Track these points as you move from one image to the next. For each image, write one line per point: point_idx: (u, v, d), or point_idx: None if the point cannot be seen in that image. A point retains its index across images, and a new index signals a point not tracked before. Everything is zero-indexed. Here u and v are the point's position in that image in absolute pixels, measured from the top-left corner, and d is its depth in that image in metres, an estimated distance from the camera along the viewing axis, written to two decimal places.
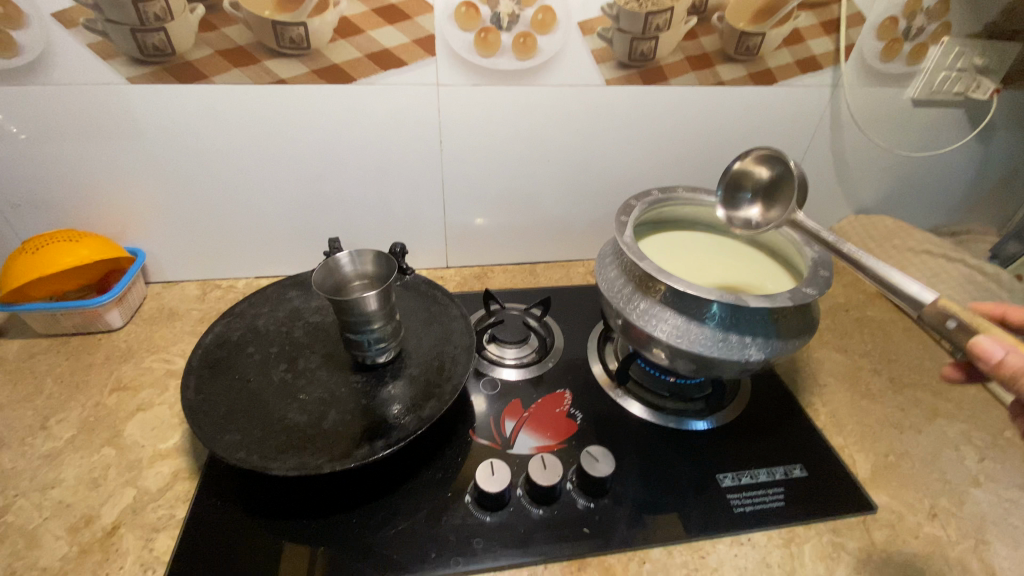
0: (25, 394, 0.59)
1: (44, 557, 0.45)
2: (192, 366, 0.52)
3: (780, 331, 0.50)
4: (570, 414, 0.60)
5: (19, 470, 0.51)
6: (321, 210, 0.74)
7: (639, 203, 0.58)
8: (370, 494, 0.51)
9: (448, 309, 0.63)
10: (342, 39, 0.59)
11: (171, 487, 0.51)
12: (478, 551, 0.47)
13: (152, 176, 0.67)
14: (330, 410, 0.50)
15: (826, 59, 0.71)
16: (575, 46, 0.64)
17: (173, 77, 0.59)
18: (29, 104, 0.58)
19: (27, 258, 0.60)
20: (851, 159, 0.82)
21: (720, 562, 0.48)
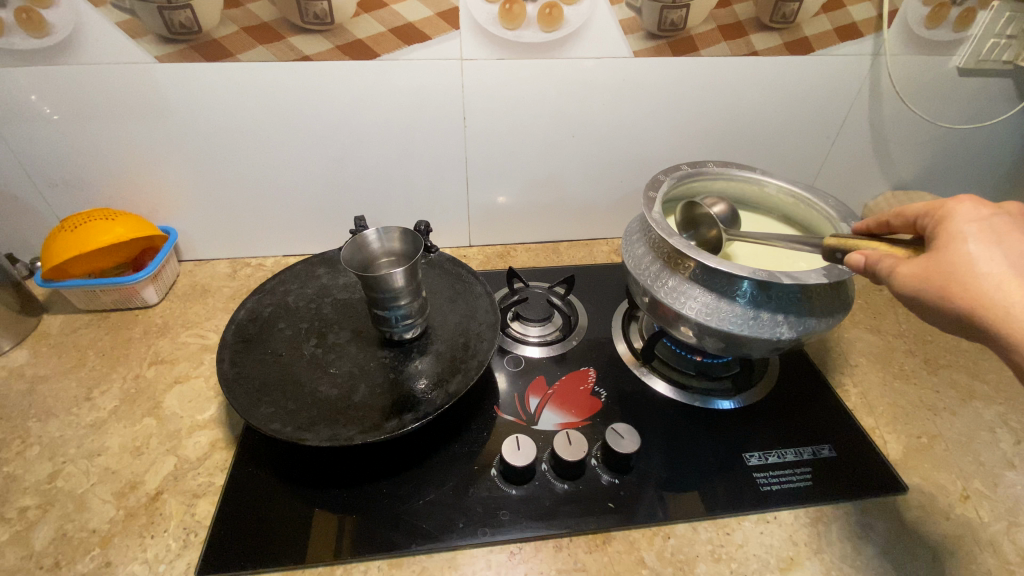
0: (69, 366, 0.62)
1: (93, 519, 0.47)
2: (227, 340, 0.54)
3: (813, 309, 0.48)
4: (594, 392, 0.60)
5: (67, 438, 0.54)
6: (345, 188, 0.74)
7: (667, 178, 0.56)
8: (399, 466, 0.52)
9: (473, 286, 0.63)
10: (365, 14, 0.59)
11: (209, 456, 0.53)
12: (504, 522, 0.48)
13: (181, 155, 0.68)
14: (359, 383, 0.51)
15: (867, 26, 0.67)
16: (602, 16, 0.62)
17: (199, 55, 0.59)
18: (63, 83, 0.59)
19: (66, 236, 0.62)
20: (890, 132, 0.79)
21: (745, 539, 0.48)
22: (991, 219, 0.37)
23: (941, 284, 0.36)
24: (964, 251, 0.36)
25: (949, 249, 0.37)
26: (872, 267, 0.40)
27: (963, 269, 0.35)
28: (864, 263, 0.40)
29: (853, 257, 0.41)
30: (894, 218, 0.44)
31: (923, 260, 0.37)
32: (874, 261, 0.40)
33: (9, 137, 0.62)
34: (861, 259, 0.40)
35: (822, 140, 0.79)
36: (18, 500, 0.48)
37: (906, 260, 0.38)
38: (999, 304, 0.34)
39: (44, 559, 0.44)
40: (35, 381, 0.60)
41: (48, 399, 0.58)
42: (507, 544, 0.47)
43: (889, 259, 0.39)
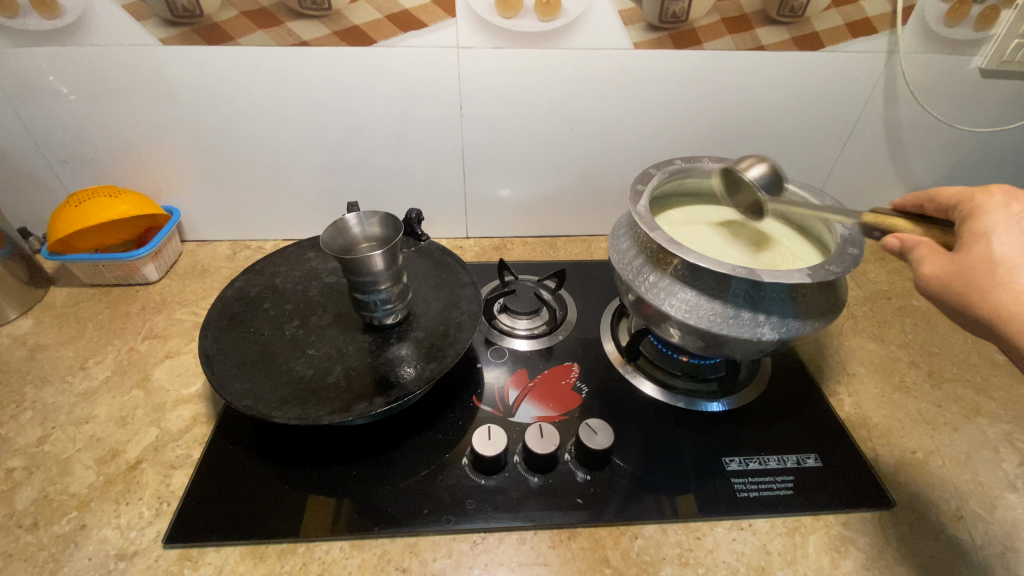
0: (69, 337, 0.64)
1: (74, 483, 0.49)
2: (211, 317, 0.55)
3: (799, 311, 0.46)
4: (576, 388, 0.59)
5: (58, 405, 0.56)
6: (344, 175, 0.75)
7: (658, 172, 0.55)
8: (373, 450, 0.52)
9: (459, 275, 0.63)
10: (362, 0, 0.59)
11: (190, 429, 0.54)
12: (470, 511, 0.47)
13: (185, 136, 0.69)
14: (335, 365, 0.52)
15: (881, 22, 0.64)
16: (602, 6, 0.61)
17: (201, 38, 0.61)
18: (73, 64, 0.61)
19: (71, 211, 0.65)
20: (906, 134, 0.76)
21: (717, 545, 0.46)
22: (1019, 215, 0.36)
23: (964, 286, 0.35)
24: (991, 250, 0.35)
25: (975, 248, 0.36)
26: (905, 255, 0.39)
27: (988, 272, 0.35)
28: (898, 248, 0.39)
29: (891, 240, 0.39)
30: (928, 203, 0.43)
31: (951, 258, 0.36)
32: (907, 248, 0.39)
33: (22, 114, 0.65)
34: (896, 244, 0.39)
35: (833, 141, 0.76)
36: (7, 461, 0.51)
37: (935, 255, 0.37)
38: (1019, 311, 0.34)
39: (25, 519, 0.46)
40: (35, 349, 0.62)
41: (45, 366, 0.60)
42: (471, 534, 0.46)
43: (923, 250, 0.38)
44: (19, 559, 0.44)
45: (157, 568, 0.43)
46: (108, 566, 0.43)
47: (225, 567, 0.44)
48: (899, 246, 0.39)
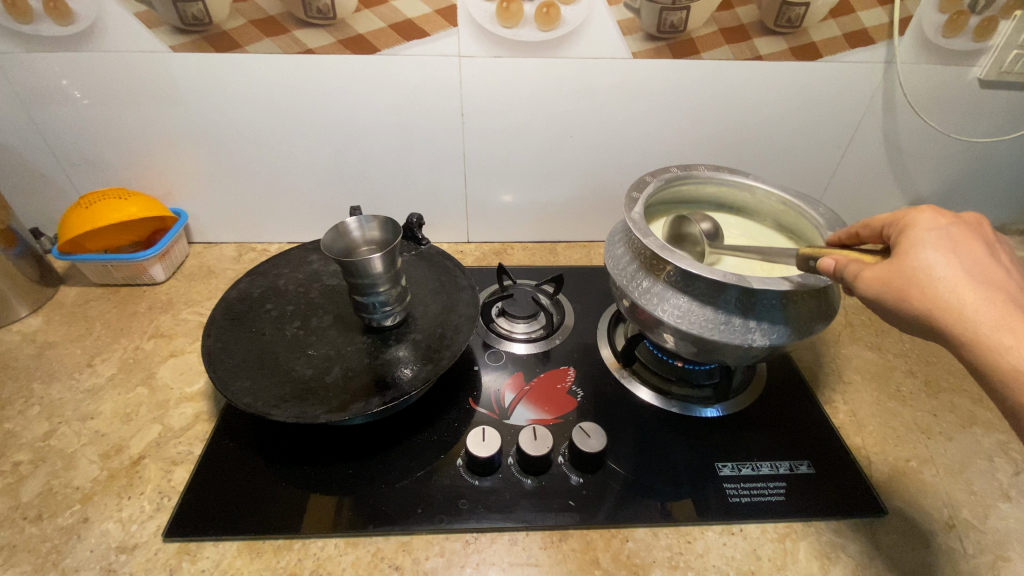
0: (78, 334, 0.66)
1: (78, 477, 0.50)
2: (215, 317, 0.56)
3: (791, 318, 0.47)
4: (571, 391, 0.60)
5: (65, 401, 0.57)
6: (348, 179, 0.76)
7: (653, 179, 0.56)
8: (370, 449, 0.53)
9: (457, 279, 0.64)
10: (366, 10, 0.60)
11: (192, 427, 0.55)
12: (463, 511, 0.48)
13: (193, 141, 0.71)
14: (334, 365, 0.53)
15: (879, 33, 0.65)
16: (601, 16, 0.62)
17: (210, 45, 0.62)
18: (86, 70, 0.63)
19: (82, 212, 0.66)
20: (905, 144, 0.76)
21: (707, 549, 0.47)
22: (947, 227, 0.38)
23: (901, 289, 0.36)
24: (926, 257, 0.37)
25: (909, 256, 0.37)
26: (840, 274, 0.41)
27: (923, 275, 0.36)
28: (833, 269, 0.41)
29: (824, 261, 0.41)
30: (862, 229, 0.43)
31: (887, 266, 0.38)
32: (841, 266, 0.41)
33: (37, 118, 0.67)
34: (830, 264, 0.41)
35: (832, 150, 0.77)
36: (14, 454, 0.52)
37: (871, 265, 0.38)
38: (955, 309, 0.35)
39: (29, 511, 0.47)
40: (44, 346, 0.64)
41: (54, 363, 0.62)
42: (463, 533, 0.47)
43: (854, 265, 0.39)
44: (23, 550, 0.45)
45: (156, 561, 0.44)
46: (109, 559, 0.44)
47: (222, 562, 0.44)
48: (834, 267, 0.41)
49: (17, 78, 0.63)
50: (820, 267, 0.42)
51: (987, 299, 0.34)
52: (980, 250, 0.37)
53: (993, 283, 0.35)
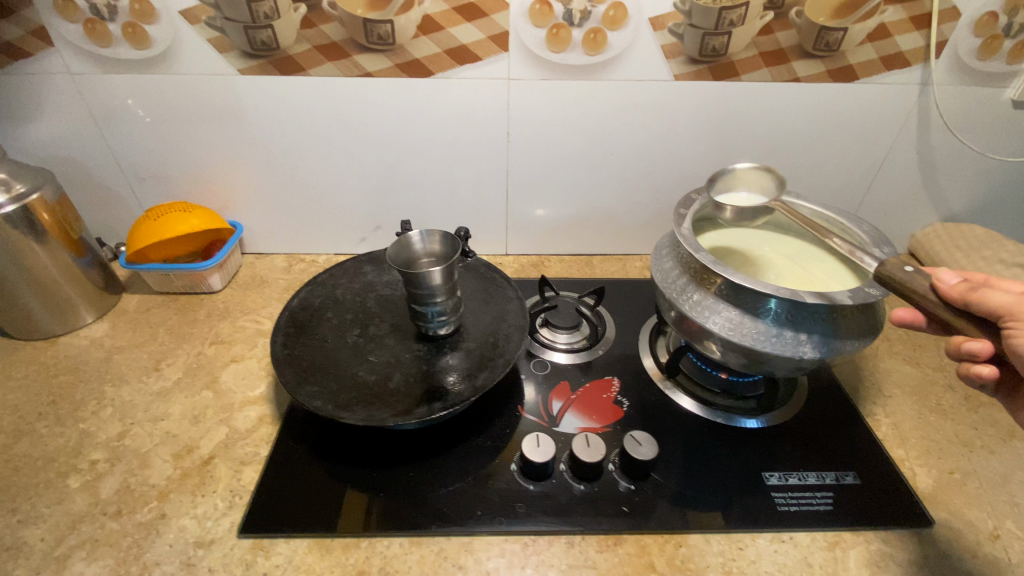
0: (143, 339, 0.69)
1: (154, 475, 0.53)
2: (280, 324, 0.59)
3: (838, 331, 0.49)
4: (617, 401, 0.61)
5: (136, 402, 0.61)
6: (395, 195, 0.79)
7: (699, 197, 0.58)
8: (427, 454, 0.56)
9: (505, 291, 0.66)
10: (424, 36, 0.64)
11: (257, 429, 0.58)
12: (520, 514, 0.50)
13: (252, 157, 0.75)
14: (395, 371, 0.56)
15: (914, 56, 0.67)
16: (645, 40, 0.65)
17: (276, 69, 0.66)
18: (158, 93, 0.68)
19: (150, 224, 0.70)
20: (940, 162, 0.78)
21: (758, 555, 0.48)
22: None
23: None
24: None
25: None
26: (956, 290, 0.42)
27: None
28: (950, 284, 0.42)
29: (945, 274, 0.43)
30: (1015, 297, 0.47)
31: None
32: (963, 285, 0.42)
33: (106, 135, 0.71)
34: (952, 279, 0.42)
35: (867, 167, 0.78)
36: (91, 453, 0.55)
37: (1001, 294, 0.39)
38: None
39: (108, 507, 0.51)
40: (112, 351, 0.68)
41: (122, 367, 0.65)
42: (522, 535, 0.49)
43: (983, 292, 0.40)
44: (105, 544, 0.48)
45: (232, 556, 0.47)
46: (188, 553, 0.47)
47: (294, 558, 0.47)
48: (955, 283, 0.42)
49: (90, 97, 0.68)
50: (937, 279, 0.43)
51: None
52: None
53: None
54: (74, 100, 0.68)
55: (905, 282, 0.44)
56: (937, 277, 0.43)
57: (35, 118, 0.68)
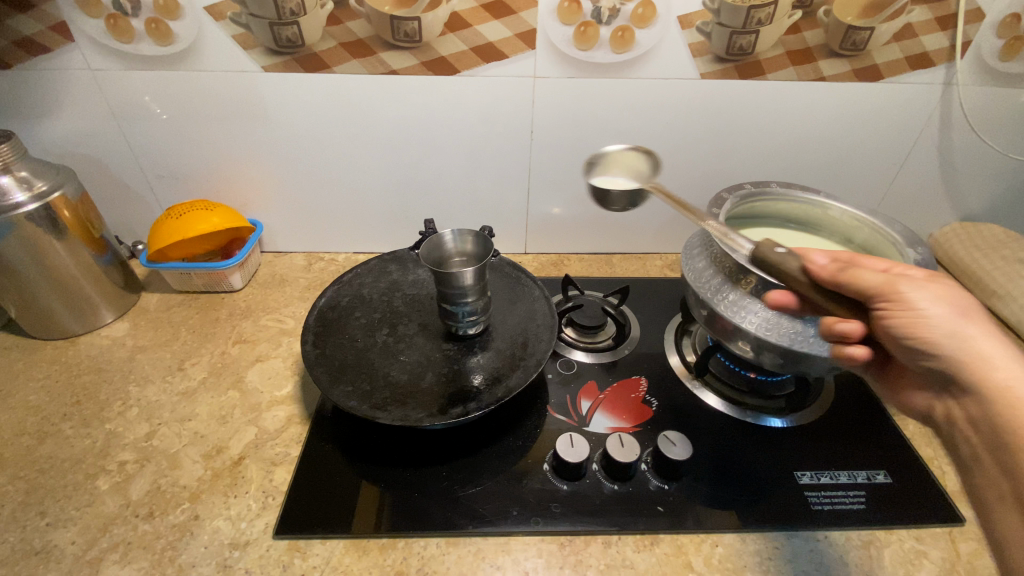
0: (165, 338, 0.69)
1: (185, 476, 0.53)
2: (309, 324, 0.59)
3: None
4: (645, 401, 0.61)
5: (162, 402, 0.60)
6: (416, 193, 0.79)
7: (730, 196, 0.59)
8: (459, 454, 0.55)
9: (532, 290, 0.66)
10: (451, 33, 0.63)
11: (285, 429, 0.58)
12: (556, 514, 0.50)
13: (273, 155, 0.74)
14: (427, 371, 0.55)
15: (939, 56, 0.67)
16: (673, 39, 0.64)
17: (300, 66, 0.65)
18: (179, 90, 0.67)
19: (172, 222, 0.70)
20: (960, 162, 0.78)
21: (795, 554, 0.48)
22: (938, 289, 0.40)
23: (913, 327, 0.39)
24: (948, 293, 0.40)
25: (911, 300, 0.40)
26: (831, 270, 0.43)
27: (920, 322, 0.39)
28: (824, 265, 0.44)
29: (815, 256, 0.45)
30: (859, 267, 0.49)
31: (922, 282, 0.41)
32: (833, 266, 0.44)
33: (127, 132, 0.70)
34: (822, 259, 0.44)
35: (887, 167, 0.79)
36: (120, 454, 0.55)
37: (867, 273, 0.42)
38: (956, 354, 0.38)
39: (140, 509, 0.50)
40: (135, 350, 0.67)
41: (146, 367, 0.65)
42: (558, 535, 0.49)
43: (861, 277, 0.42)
44: (139, 546, 0.47)
45: (269, 557, 0.47)
46: (224, 555, 0.47)
47: (332, 559, 0.47)
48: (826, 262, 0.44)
49: (111, 94, 0.67)
50: (807, 260, 0.45)
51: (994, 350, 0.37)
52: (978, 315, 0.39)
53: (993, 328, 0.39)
54: (93, 97, 0.67)
55: (779, 264, 0.45)
56: (809, 259, 0.45)
57: (54, 115, 0.67)
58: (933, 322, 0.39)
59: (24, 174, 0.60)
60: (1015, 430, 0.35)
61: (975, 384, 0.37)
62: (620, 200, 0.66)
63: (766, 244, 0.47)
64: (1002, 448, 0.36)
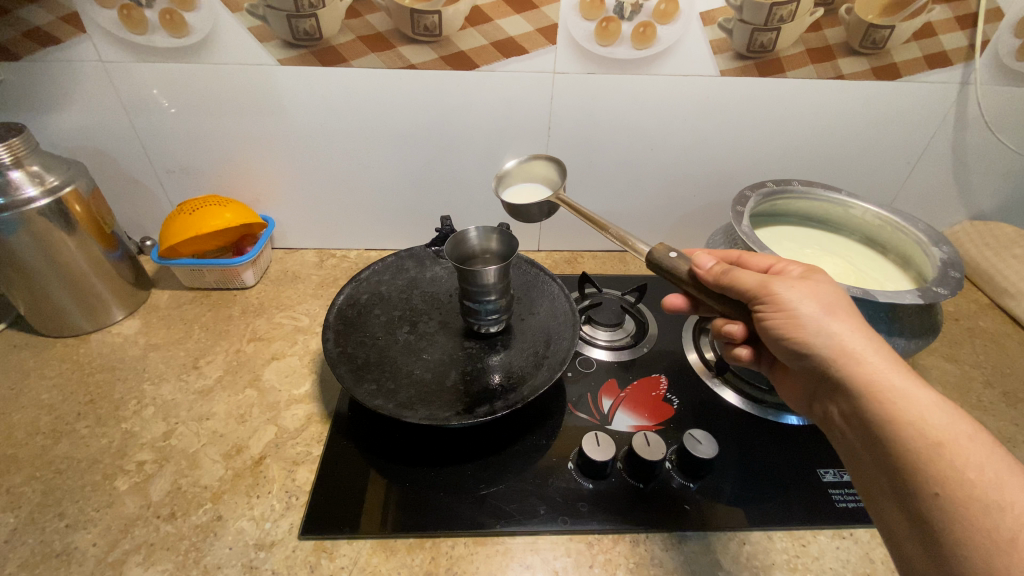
0: (179, 336, 0.68)
1: (205, 476, 0.52)
2: (330, 321, 0.58)
3: (903, 330, 0.50)
4: (666, 399, 0.61)
5: (178, 401, 0.59)
6: (430, 189, 0.79)
7: (753, 194, 0.59)
8: (483, 452, 0.55)
9: (551, 288, 0.66)
10: (471, 27, 0.63)
11: (306, 428, 0.57)
12: (583, 513, 0.50)
13: (287, 150, 0.73)
14: (450, 370, 0.55)
15: (957, 55, 0.67)
16: (694, 35, 0.64)
17: (317, 59, 0.64)
18: (190, 84, 0.66)
19: (184, 218, 0.69)
20: (973, 161, 0.78)
21: (822, 552, 0.48)
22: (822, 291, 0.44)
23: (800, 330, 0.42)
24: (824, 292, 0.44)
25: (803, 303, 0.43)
26: (714, 271, 0.47)
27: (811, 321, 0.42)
28: (709, 268, 0.48)
29: (703, 259, 0.48)
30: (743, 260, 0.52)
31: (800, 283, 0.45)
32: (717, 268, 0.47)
33: (137, 127, 0.69)
34: (709, 263, 0.48)
35: (901, 165, 0.79)
36: (137, 454, 0.54)
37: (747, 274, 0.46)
38: (840, 354, 0.40)
39: (161, 509, 0.49)
40: (148, 348, 0.66)
41: (160, 365, 0.64)
42: (586, 534, 0.49)
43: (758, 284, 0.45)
44: (162, 548, 0.46)
45: (295, 558, 0.46)
46: (249, 555, 0.46)
47: (360, 559, 0.46)
48: (712, 265, 0.48)
49: (122, 88, 0.65)
50: (697, 264, 0.49)
51: (870, 347, 0.40)
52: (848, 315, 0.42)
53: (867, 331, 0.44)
54: (103, 91, 0.65)
55: (672, 268, 0.50)
56: (697, 263, 0.48)
57: (63, 108, 0.66)
58: (805, 320, 0.42)
59: (36, 169, 0.58)
60: (885, 420, 0.37)
61: (847, 378, 0.40)
62: (536, 210, 0.62)
63: (660, 250, 0.51)
64: (874, 439, 0.38)
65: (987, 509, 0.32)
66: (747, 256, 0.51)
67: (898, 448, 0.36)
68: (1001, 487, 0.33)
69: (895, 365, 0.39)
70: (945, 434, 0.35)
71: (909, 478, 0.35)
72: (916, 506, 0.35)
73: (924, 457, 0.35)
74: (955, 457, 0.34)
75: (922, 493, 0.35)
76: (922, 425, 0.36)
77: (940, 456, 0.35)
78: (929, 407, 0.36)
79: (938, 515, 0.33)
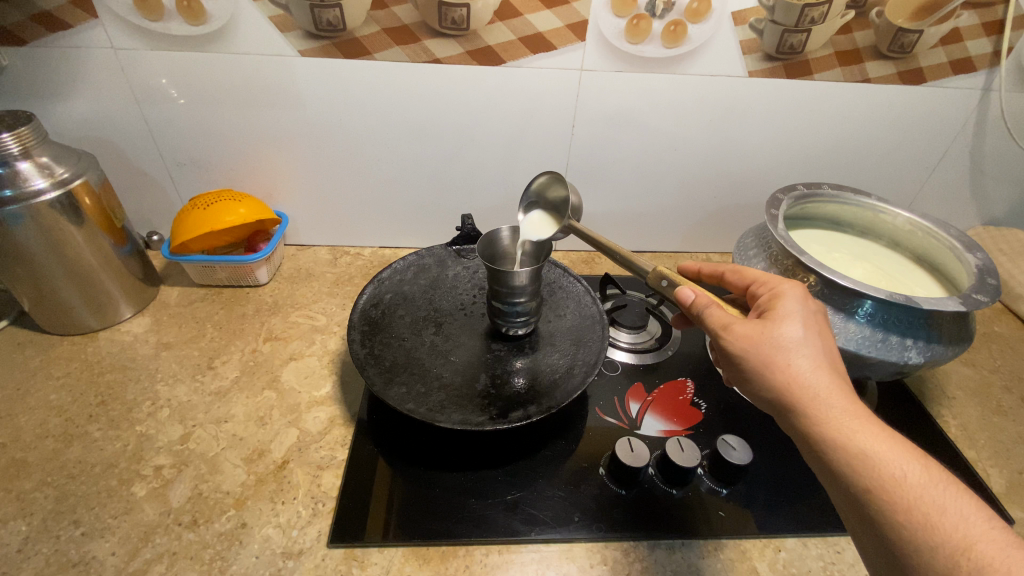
0: (191, 335, 0.66)
1: (227, 481, 0.50)
2: (355, 322, 0.57)
3: (939, 336, 0.50)
4: (694, 403, 0.61)
5: (195, 403, 0.58)
6: (448, 187, 0.77)
7: (786, 197, 0.58)
8: (513, 456, 0.54)
9: (574, 288, 0.65)
10: (500, 22, 0.61)
11: (329, 431, 0.56)
12: (617, 521, 0.49)
13: (300, 144, 0.71)
14: (479, 372, 0.54)
15: (982, 61, 0.67)
16: (724, 35, 0.63)
17: (340, 52, 0.62)
18: (203, 74, 0.63)
19: (197, 213, 0.66)
20: (989, 166, 0.79)
21: (857, 559, 0.48)
22: (796, 316, 0.42)
23: (762, 368, 0.41)
24: (789, 325, 0.42)
25: (765, 340, 0.41)
26: (696, 305, 0.46)
27: (771, 359, 0.40)
28: (692, 301, 0.46)
29: (683, 291, 0.47)
30: (732, 275, 0.51)
31: (754, 320, 0.43)
32: (695, 300, 0.46)
33: (148, 118, 0.67)
34: (690, 295, 0.46)
35: (918, 169, 0.80)
36: (154, 459, 0.52)
37: (714, 310, 0.45)
38: (791, 396, 0.39)
39: (182, 516, 0.47)
40: (160, 347, 0.64)
41: (174, 365, 0.62)
42: (622, 542, 0.48)
43: (724, 320, 0.44)
44: (185, 557, 0.45)
45: (326, 566, 0.44)
46: (277, 564, 0.44)
47: (392, 567, 0.45)
48: (694, 299, 0.46)
49: (132, 77, 0.63)
50: (680, 298, 0.47)
51: (819, 384, 0.39)
52: (813, 345, 0.41)
53: (833, 355, 0.42)
54: (112, 78, 0.62)
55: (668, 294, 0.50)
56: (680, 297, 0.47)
57: (69, 98, 0.63)
58: (753, 367, 0.41)
59: (45, 160, 0.56)
60: (832, 458, 0.37)
61: (802, 413, 0.39)
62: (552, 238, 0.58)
63: (654, 277, 0.50)
64: (826, 474, 0.38)
65: (920, 550, 0.32)
66: (730, 273, 0.52)
67: (843, 487, 0.36)
68: (933, 527, 0.32)
69: (842, 398, 0.39)
70: (878, 476, 0.35)
71: (858, 515, 0.36)
72: (870, 538, 0.35)
73: (863, 498, 0.35)
74: (887, 502, 0.34)
75: (869, 534, 0.35)
76: (862, 467, 0.35)
77: (878, 498, 0.34)
78: (868, 443, 0.36)
79: (884, 550, 0.34)
